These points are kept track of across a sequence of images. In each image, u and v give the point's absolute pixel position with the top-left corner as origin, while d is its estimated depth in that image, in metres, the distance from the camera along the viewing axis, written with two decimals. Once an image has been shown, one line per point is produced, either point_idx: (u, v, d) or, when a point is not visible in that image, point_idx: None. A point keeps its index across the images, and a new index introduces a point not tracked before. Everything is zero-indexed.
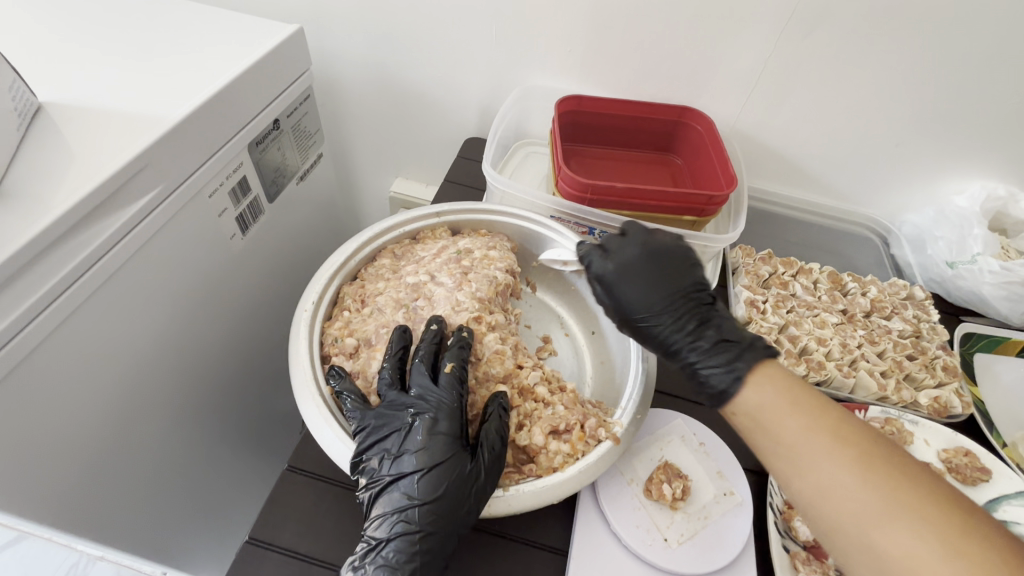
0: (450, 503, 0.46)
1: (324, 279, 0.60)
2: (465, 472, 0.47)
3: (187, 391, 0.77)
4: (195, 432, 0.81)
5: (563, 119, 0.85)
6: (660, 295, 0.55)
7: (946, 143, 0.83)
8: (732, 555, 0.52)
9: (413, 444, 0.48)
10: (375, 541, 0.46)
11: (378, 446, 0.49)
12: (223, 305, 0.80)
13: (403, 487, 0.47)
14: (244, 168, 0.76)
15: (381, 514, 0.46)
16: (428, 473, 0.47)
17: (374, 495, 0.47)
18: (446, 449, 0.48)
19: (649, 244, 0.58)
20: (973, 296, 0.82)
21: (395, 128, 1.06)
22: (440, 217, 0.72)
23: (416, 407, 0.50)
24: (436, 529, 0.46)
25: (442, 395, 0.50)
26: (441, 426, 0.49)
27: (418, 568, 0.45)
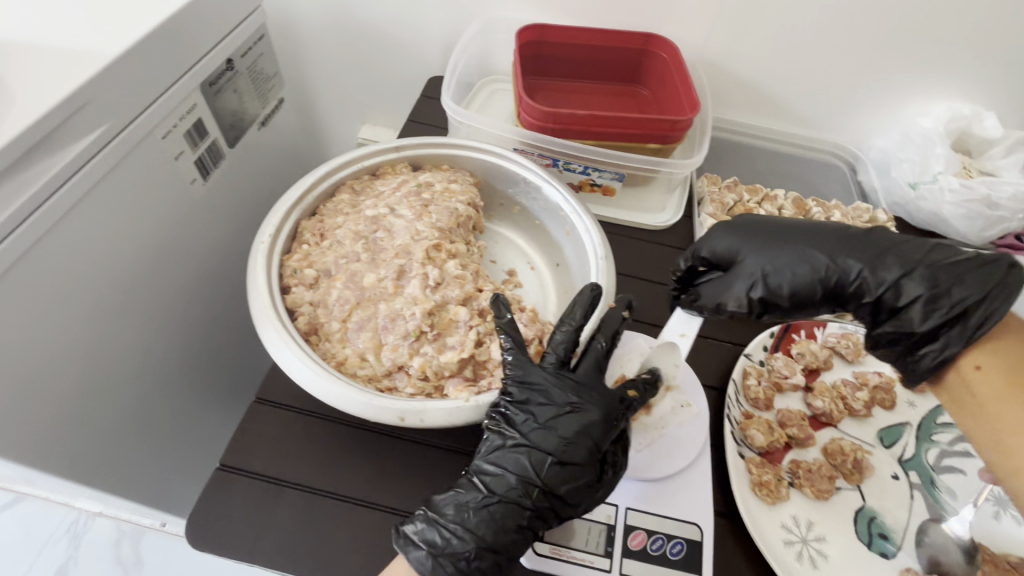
0: (566, 495, 0.46)
1: (280, 214, 0.60)
2: (590, 482, 0.47)
3: (175, 346, 0.76)
4: (190, 386, 0.80)
5: (526, 50, 0.82)
6: (797, 240, 0.53)
7: (913, 63, 0.82)
8: (686, 460, 0.55)
9: (562, 429, 0.47)
10: (480, 497, 0.46)
11: (529, 412, 0.48)
12: (196, 256, 0.78)
13: (539, 465, 0.46)
14: (199, 109, 0.73)
15: (498, 468, 0.47)
16: (576, 462, 0.46)
17: (502, 454, 0.47)
18: (587, 453, 0.47)
19: (740, 220, 0.58)
20: (933, 217, 0.83)
21: (359, 70, 1.03)
22: (399, 151, 0.71)
23: (586, 398, 0.49)
24: (538, 511, 0.46)
25: (591, 396, 0.49)
26: (600, 425, 0.48)
27: (513, 539, 0.45)
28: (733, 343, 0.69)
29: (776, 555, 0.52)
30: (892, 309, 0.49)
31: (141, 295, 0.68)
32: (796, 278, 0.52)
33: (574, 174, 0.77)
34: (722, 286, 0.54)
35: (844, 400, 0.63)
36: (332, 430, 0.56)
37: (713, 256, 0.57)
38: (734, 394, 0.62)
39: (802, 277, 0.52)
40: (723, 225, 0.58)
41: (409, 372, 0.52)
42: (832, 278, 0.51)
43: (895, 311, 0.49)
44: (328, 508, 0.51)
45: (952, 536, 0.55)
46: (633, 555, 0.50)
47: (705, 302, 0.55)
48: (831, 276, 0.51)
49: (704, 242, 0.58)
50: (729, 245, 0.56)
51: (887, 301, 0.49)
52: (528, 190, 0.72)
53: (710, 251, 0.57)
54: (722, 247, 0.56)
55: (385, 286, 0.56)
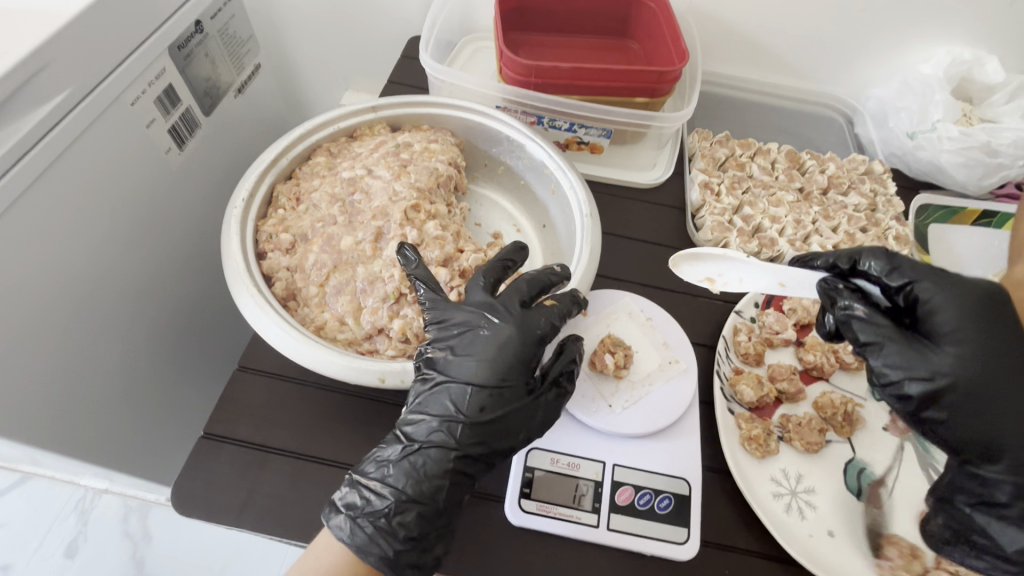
0: (491, 423, 0.45)
1: (254, 178, 0.58)
2: (519, 403, 0.46)
3: (159, 317, 0.74)
4: (179, 356, 0.79)
5: (507, 3, 0.79)
6: (1017, 381, 0.41)
7: (915, 5, 0.78)
8: (674, 415, 0.54)
9: (477, 354, 0.46)
10: (401, 448, 0.45)
11: (448, 347, 0.47)
12: (176, 226, 0.76)
13: (457, 395, 0.45)
14: (169, 75, 0.70)
15: (418, 416, 0.46)
16: (495, 388, 0.45)
17: (421, 399, 0.46)
18: (510, 374, 0.46)
19: (994, 312, 0.42)
20: (931, 167, 0.81)
21: (338, 31, 0.99)
22: (377, 111, 0.68)
23: (499, 315, 0.47)
24: (464, 450, 0.45)
25: (502, 313, 0.47)
26: (515, 340, 0.46)
27: (439, 486, 0.44)
28: (724, 300, 0.68)
29: (764, 507, 0.52)
30: (994, 510, 0.43)
31: (120, 264, 0.66)
32: (962, 408, 0.41)
33: (560, 132, 0.74)
34: (888, 343, 0.43)
35: (837, 353, 0.62)
36: (316, 396, 0.55)
37: (924, 316, 0.43)
38: (723, 350, 0.61)
39: (962, 411, 0.41)
40: (972, 295, 0.43)
41: (390, 334, 0.52)
42: (987, 444, 0.41)
43: (992, 503, 0.43)
44: (314, 471, 0.51)
45: None
46: (622, 510, 0.50)
47: (855, 330, 0.44)
48: (960, 421, 0.41)
49: (936, 291, 0.43)
50: (951, 324, 0.42)
51: (1000, 499, 0.42)
52: (512, 150, 0.70)
53: (928, 304, 0.43)
54: (945, 319, 0.42)
55: (362, 249, 0.55)
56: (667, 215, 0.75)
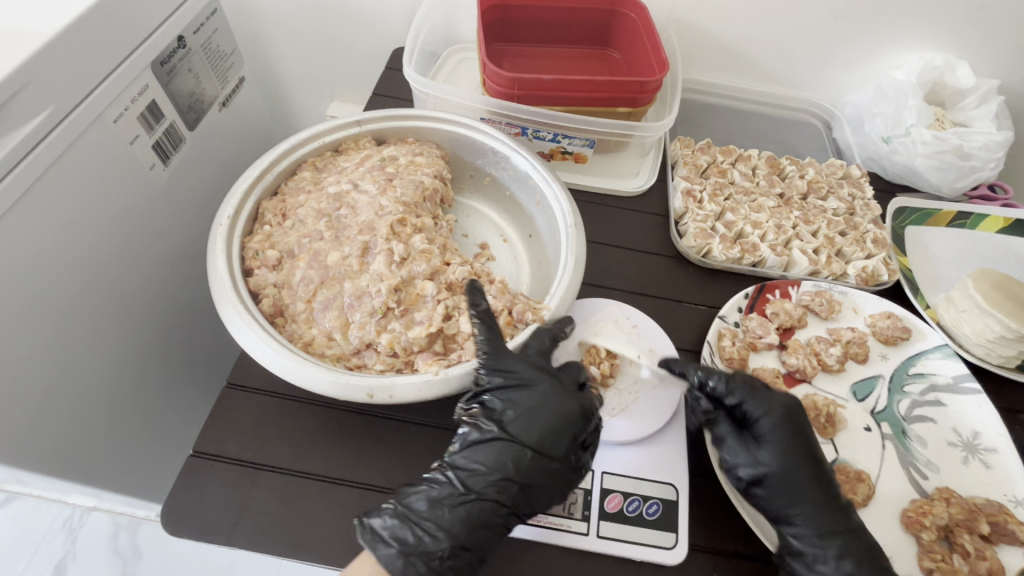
0: (543, 487, 0.47)
1: (240, 194, 0.59)
2: (569, 473, 0.48)
3: (144, 335, 0.74)
4: (165, 373, 0.79)
5: (489, 15, 0.80)
6: (814, 475, 0.50)
7: (887, 13, 0.80)
8: (660, 423, 0.55)
9: (540, 419, 0.49)
10: (453, 493, 0.46)
11: (509, 402, 0.50)
12: (160, 243, 0.76)
13: (516, 458, 0.48)
14: (152, 91, 0.70)
15: (472, 464, 0.48)
16: (552, 456, 0.48)
17: (480, 449, 0.48)
18: (566, 444, 0.48)
19: (789, 423, 0.52)
20: (907, 169, 0.83)
21: (322, 43, 0.99)
22: (362, 125, 0.69)
23: (562, 385, 0.50)
24: (515, 507, 0.47)
25: (562, 382, 0.51)
26: (576, 413, 0.49)
27: (486, 536, 0.46)
28: (708, 305, 0.69)
29: (750, 510, 0.53)
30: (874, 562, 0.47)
31: (102, 282, 0.65)
32: (781, 496, 0.50)
33: (545, 142, 0.75)
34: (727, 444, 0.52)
35: (818, 356, 0.64)
36: (305, 411, 0.55)
37: (750, 419, 0.53)
38: (709, 355, 0.62)
39: (779, 503, 0.50)
40: (781, 407, 0.53)
41: (378, 349, 0.52)
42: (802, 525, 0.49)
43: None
44: (305, 487, 0.51)
45: (924, 486, 0.57)
46: (611, 518, 0.50)
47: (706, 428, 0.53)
48: (773, 511, 0.50)
49: (759, 405, 0.53)
50: (765, 430, 0.52)
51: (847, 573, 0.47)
52: (497, 161, 0.71)
53: (753, 413, 0.53)
54: (763, 425, 0.52)
55: (349, 264, 0.55)
56: (650, 222, 0.76)
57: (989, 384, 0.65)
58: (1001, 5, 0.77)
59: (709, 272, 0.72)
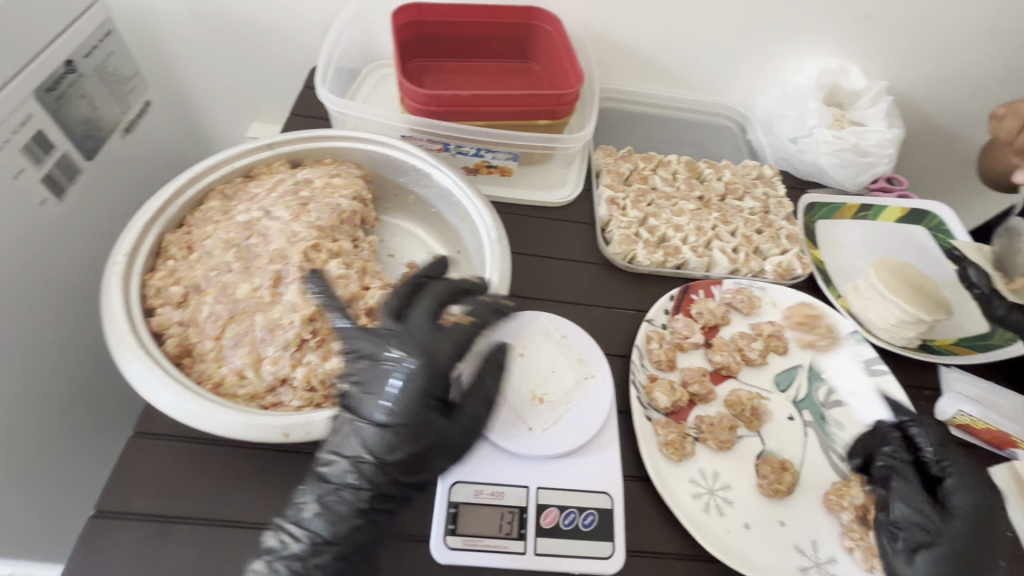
0: (400, 459, 0.45)
1: (137, 229, 0.55)
2: (430, 432, 0.47)
3: (40, 384, 0.68)
4: (66, 422, 0.72)
5: (405, 32, 0.79)
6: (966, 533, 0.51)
7: (784, 23, 0.85)
8: (592, 431, 0.55)
9: (389, 391, 0.46)
10: (314, 492, 0.44)
11: (359, 380, 0.47)
12: (57, 283, 0.70)
13: (370, 438, 0.45)
14: (37, 119, 0.65)
15: (335, 457, 0.45)
16: (409, 422, 0.46)
17: (335, 442, 0.46)
18: (415, 410, 0.46)
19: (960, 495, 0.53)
20: (814, 168, 0.88)
21: (236, 61, 0.95)
22: (274, 148, 0.67)
23: (402, 345, 0.47)
24: (377, 487, 0.45)
25: (406, 343, 0.48)
26: (419, 373, 0.46)
27: (355, 525, 0.44)
28: (637, 310, 0.70)
29: (683, 509, 0.54)
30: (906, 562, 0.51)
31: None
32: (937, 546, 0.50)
33: (468, 157, 0.75)
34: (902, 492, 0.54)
35: (742, 351, 0.66)
36: (222, 455, 0.52)
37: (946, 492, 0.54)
38: (638, 359, 0.63)
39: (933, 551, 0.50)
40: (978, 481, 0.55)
41: (294, 384, 0.50)
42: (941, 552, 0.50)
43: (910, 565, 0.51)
44: (223, 536, 0.48)
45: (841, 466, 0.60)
46: (547, 534, 0.50)
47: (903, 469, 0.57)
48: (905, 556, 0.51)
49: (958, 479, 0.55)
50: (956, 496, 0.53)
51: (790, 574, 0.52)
52: (420, 178, 0.70)
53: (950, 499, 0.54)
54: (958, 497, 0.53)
55: (261, 296, 0.52)
56: (578, 232, 0.77)
57: (896, 365, 0.70)
58: (883, 12, 0.84)
59: (636, 276, 0.73)
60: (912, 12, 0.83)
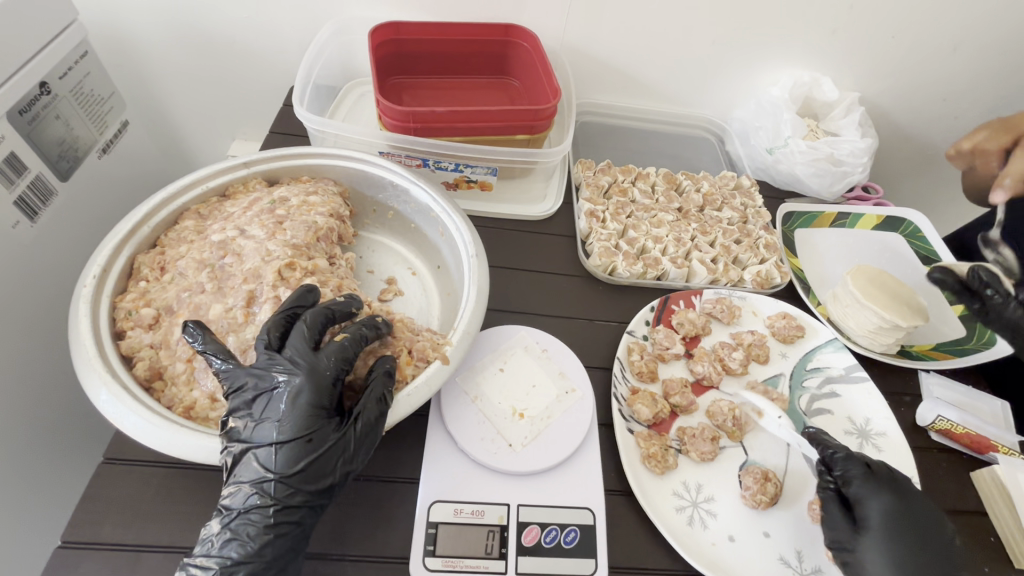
0: (302, 472, 0.44)
1: (108, 251, 0.54)
2: (329, 443, 0.45)
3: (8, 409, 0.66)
4: (35, 448, 0.71)
5: (383, 50, 0.80)
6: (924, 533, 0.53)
7: (757, 37, 0.87)
8: (573, 445, 0.54)
9: (281, 412, 0.45)
10: (220, 519, 0.44)
11: (247, 412, 0.46)
12: (29, 307, 0.69)
13: (266, 458, 0.44)
14: (10, 141, 0.64)
15: (235, 484, 0.44)
16: (306, 438, 0.45)
17: (231, 469, 0.44)
18: (309, 421, 0.45)
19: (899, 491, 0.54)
20: (791, 177, 0.89)
21: (216, 80, 0.95)
22: (250, 167, 0.66)
23: (287, 368, 0.46)
24: (283, 502, 0.43)
25: (291, 366, 0.46)
26: (308, 389, 0.45)
27: (266, 542, 0.43)
28: (618, 321, 0.70)
29: (665, 521, 0.54)
30: None
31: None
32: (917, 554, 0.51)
33: (447, 172, 0.75)
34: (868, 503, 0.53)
35: (722, 361, 0.66)
36: (197, 481, 0.51)
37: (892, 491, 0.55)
38: (620, 371, 0.63)
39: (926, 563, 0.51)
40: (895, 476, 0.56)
41: None
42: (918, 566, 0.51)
43: None
44: None
45: None
46: (528, 553, 0.49)
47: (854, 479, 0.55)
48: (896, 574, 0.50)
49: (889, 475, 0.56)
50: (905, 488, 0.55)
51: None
52: (399, 195, 0.70)
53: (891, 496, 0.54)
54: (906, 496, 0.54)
55: (233, 316, 0.52)
56: (558, 245, 0.77)
57: (875, 371, 0.70)
58: (851, 26, 0.86)
59: (616, 288, 0.74)
60: (880, 26, 0.85)
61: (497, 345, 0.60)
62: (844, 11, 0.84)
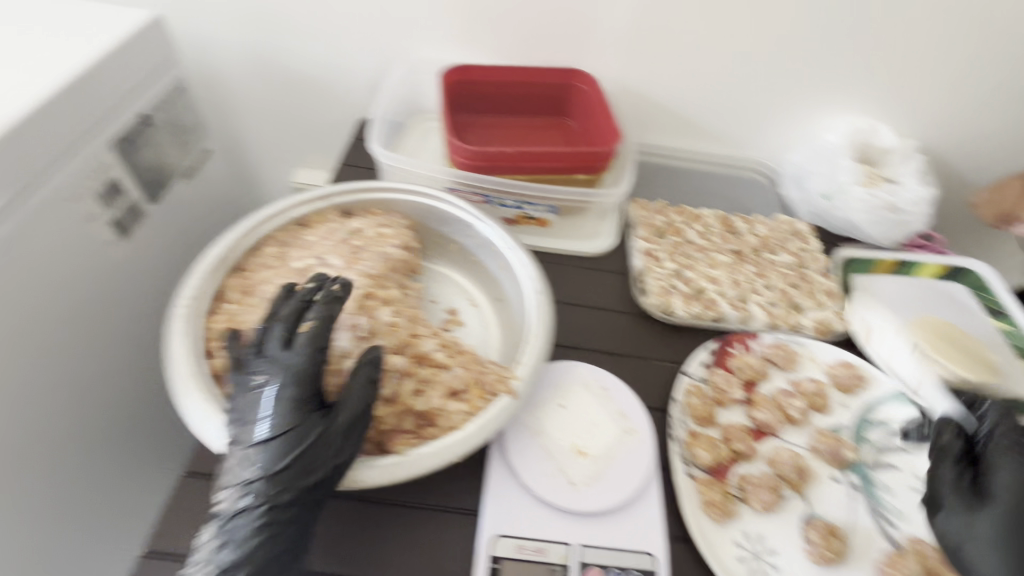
0: (288, 467, 0.44)
1: (202, 274, 0.58)
2: (310, 437, 0.45)
3: (92, 419, 0.70)
4: (114, 458, 0.74)
5: (451, 92, 0.84)
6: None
7: (811, 83, 0.89)
8: (635, 487, 0.54)
9: (266, 410, 0.46)
10: (214, 524, 0.45)
11: (236, 415, 0.47)
12: (116, 321, 0.73)
13: (253, 457, 0.45)
14: (112, 169, 0.70)
15: (225, 488, 0.45)
16: (288, 433, 0.45)
17: (224, 472, 0.46)
18: (292, 415, 0.46)
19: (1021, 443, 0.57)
20: (847, 223, 0.88)
21: (290, 114, 1.02)
22: (328, 199, 0.70)
23: (268, 368, 0.47)
24: (271, 499, 0.44)
25: (273, 364, 0.48)
26: (290, 383, 0.46)
27: (259, 540, 0.44)
28: (674, 362, 0.70)
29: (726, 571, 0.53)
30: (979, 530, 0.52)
31: (43, 365, 0.63)
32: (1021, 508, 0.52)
33: (509, 209, 0.78)
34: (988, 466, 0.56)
35: (783, 409, 0.66)
36: None
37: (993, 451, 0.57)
38: (679, 414, 0.63)
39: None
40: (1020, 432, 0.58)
41: None
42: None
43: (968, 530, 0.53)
44: None
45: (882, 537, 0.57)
46: None
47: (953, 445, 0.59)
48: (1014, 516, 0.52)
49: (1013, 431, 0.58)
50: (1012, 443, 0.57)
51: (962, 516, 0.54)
52: (465, 229, 0.73)
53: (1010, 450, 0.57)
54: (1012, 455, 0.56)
55: None
56: (614, 282, 0.78)
57: None
58: (910, 75, 0.86)
59: (673, 328, 0.74)
60: (939, 74, 0.86)
61: (554, 381, 0.61)
62: (901, 59, 0.85)
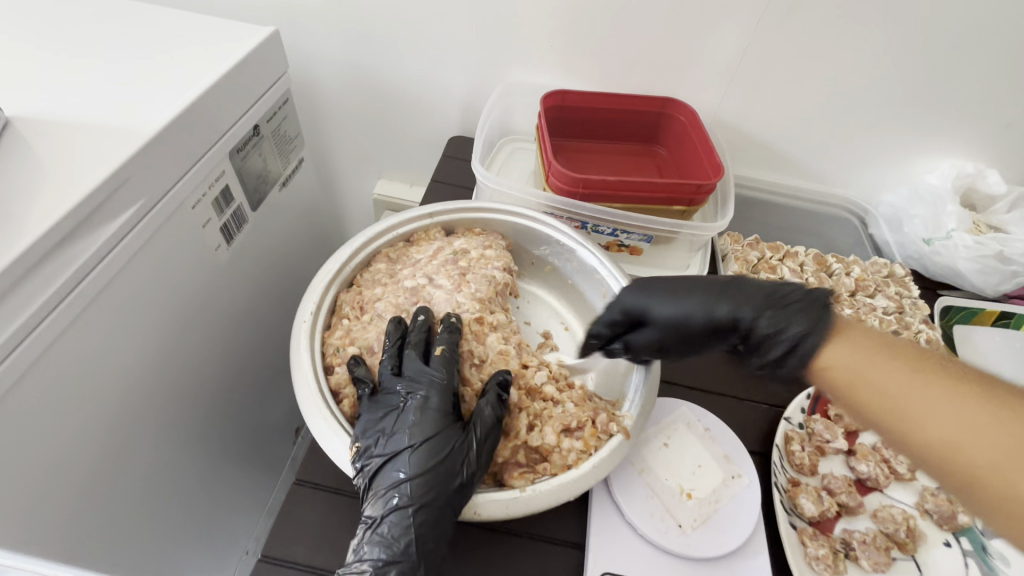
0: (438, 470, 0.47)
1: (320, 287, 0.60)
2: (456, 445, 0.49)
3: (186, 413, 0.73)
4: (196, 452, 0.77)
5: (549, 116, 0.85)
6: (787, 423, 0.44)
7: (918, 124, 0.86)
8: (745, 535, 0.52)
9: (413, 419, 0.50)
10: (365, 528, 0.47)
11: (379, 427, 0.50)
12: (214, 320, 0.76)
13: (403, 462, 0.48)
14: (227, 177, 0.73)
15: (375, 494, 0.47)
16: (435, 440, 0.49)
17: (370, 480, 0.48)
18: (437, 423, 0.50)
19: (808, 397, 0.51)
20: (949, 270, 0.85)
21: (379, 127, 1.05)
22: (433, 217, 0.71)
23: (409, 383, 0.52)
24: (423, 501, 0.47)
25: (415, 380, 0.52)
26: (435, 396, 0.51)
27: (412, 541, 0.46)
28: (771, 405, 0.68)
29: None
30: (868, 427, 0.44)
31: (154, 361, 0.65)
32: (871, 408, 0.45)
33: (603, 236, 0.78)
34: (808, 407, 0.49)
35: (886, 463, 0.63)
36: None
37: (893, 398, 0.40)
38: (779, 460, 0.61)
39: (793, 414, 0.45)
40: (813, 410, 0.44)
41: None
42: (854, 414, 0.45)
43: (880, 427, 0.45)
44: None
45: None
46: None
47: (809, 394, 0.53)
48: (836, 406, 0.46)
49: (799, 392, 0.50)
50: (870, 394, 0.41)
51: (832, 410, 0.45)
52: (563, 254, 0.73)
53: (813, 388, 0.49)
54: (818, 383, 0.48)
55: None
56: None
57: None
58: None
59: None
60: None
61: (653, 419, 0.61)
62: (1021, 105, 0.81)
